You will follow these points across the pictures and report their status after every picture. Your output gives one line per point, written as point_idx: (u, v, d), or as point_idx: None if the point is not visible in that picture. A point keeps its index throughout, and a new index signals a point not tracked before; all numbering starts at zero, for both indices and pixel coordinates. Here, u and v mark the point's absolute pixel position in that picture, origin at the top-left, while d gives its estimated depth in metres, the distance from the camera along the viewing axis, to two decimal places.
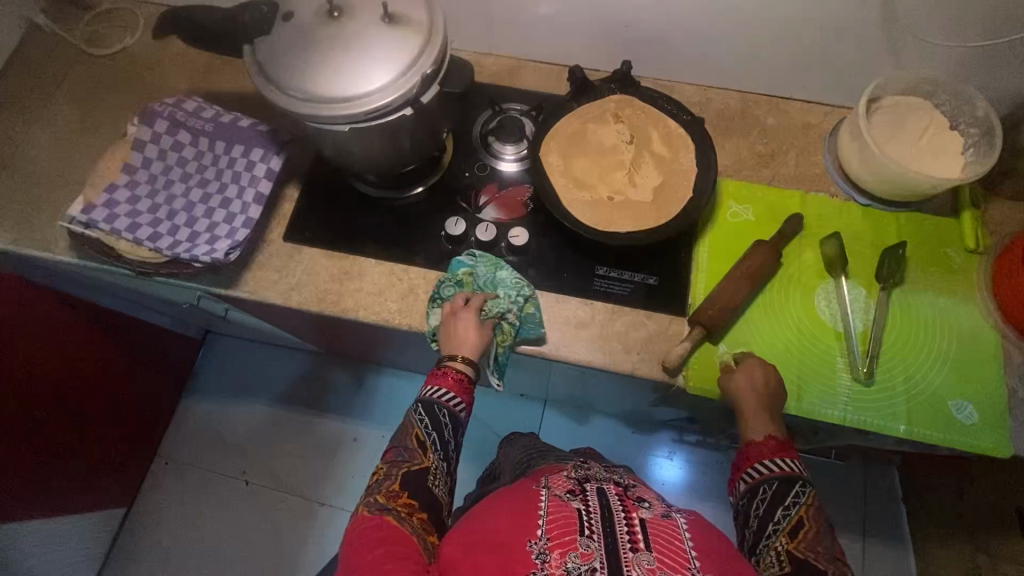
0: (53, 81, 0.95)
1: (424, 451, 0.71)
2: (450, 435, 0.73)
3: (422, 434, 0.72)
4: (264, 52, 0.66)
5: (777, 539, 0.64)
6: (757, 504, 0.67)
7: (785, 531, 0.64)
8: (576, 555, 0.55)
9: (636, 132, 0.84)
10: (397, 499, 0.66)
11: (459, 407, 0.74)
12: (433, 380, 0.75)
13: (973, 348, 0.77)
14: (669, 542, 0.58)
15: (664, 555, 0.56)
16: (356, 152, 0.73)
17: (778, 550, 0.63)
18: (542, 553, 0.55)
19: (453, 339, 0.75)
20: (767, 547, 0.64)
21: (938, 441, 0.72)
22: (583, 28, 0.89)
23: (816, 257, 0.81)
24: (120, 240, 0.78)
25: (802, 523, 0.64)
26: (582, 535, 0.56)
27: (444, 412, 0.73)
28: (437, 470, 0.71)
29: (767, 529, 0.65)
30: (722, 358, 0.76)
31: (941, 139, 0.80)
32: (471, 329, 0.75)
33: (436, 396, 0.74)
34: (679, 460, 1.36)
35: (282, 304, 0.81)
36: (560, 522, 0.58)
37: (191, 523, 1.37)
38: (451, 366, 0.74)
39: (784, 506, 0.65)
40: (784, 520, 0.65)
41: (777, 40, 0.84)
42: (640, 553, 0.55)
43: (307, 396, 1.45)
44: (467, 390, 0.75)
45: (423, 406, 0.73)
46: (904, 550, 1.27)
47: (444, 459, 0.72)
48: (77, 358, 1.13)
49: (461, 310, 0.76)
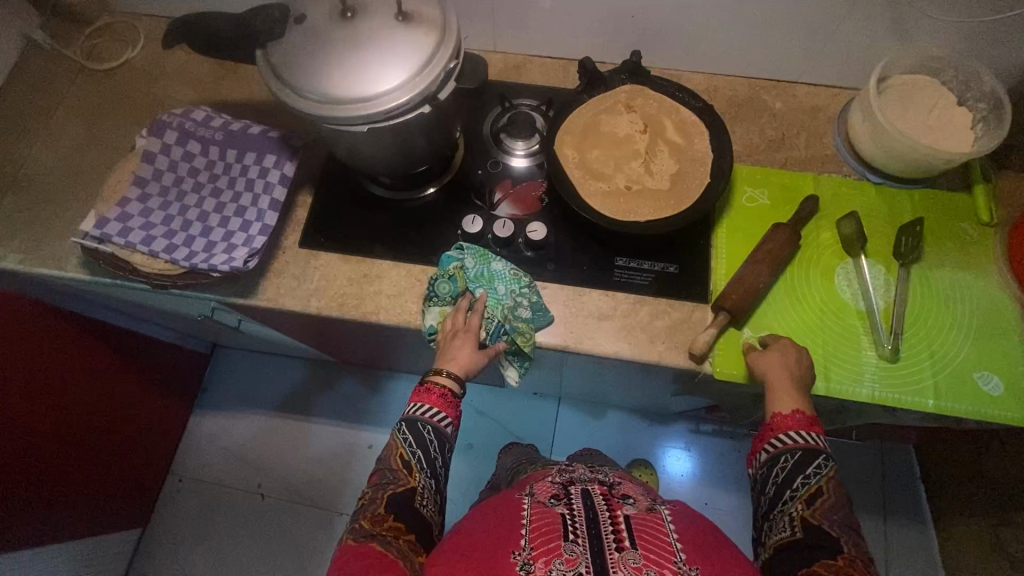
0: (56, 97, 0.94)
1: (409, 471, 0.68)
2: (436, 452, 0.70)
3: (406, 454, 0.69)
4: (278, 56, 0.66)
5: (793, 504, 0.64)
6: (778, 473, 0.67)
7: (803, 498, 0.64)
8: (561, 561, 0.54)
9: (648, 121, 0.84)
10: (383, 523, 0.63)
11: (445, 422, 0.72)
12: (418, 397, 0.73)
13: (995, 320, 0.77)
14: (654, 537, 0.58)
15: (649, 551, 0.56)
16: (371, 153, 0.73)
17: (793, 515, 0.63)
18: (526, 563, 0.54)
19: (446, 353, 0.73)
20: (782, 513, 0.64)
21: (967, 414, 0.72)
22: (590, 20, 0.89)
23: (833, 237, 0.81)
24: (134, 253, 0.77)
25: (821, 492, 0.64)
26: (566, 541, 0.56)
27: (429, 428, 0.71)
28: (424, 489, 0.68)
29: (784, 495, 0.65)
30: (747, 341, 0.76)
31: (951, 114, 0.81)
32: (467, 351, 0.73)
33: (420, 412, 0.72)
34: (694, 451, 1.36)
35: (300, 310, 0.80)
36: (543, 530, 0.58)
37: (208, 540, 1.35)
38: (436, 381, 0.73)
39: (804, 474, 0.65)
40: (802, 488, 0.65)
41: (783, 25, 0.85)
42: (626, 552, 0.55)
43: (319, 405, 1.43)
44: (453, 404, 0.73)
45: (407, 424, 0.71)
46: (926, 528, 1.27)
47: (431, 477, 0.69)
48: (89, 377, 1.12)
49: (459, 331, 0.75)
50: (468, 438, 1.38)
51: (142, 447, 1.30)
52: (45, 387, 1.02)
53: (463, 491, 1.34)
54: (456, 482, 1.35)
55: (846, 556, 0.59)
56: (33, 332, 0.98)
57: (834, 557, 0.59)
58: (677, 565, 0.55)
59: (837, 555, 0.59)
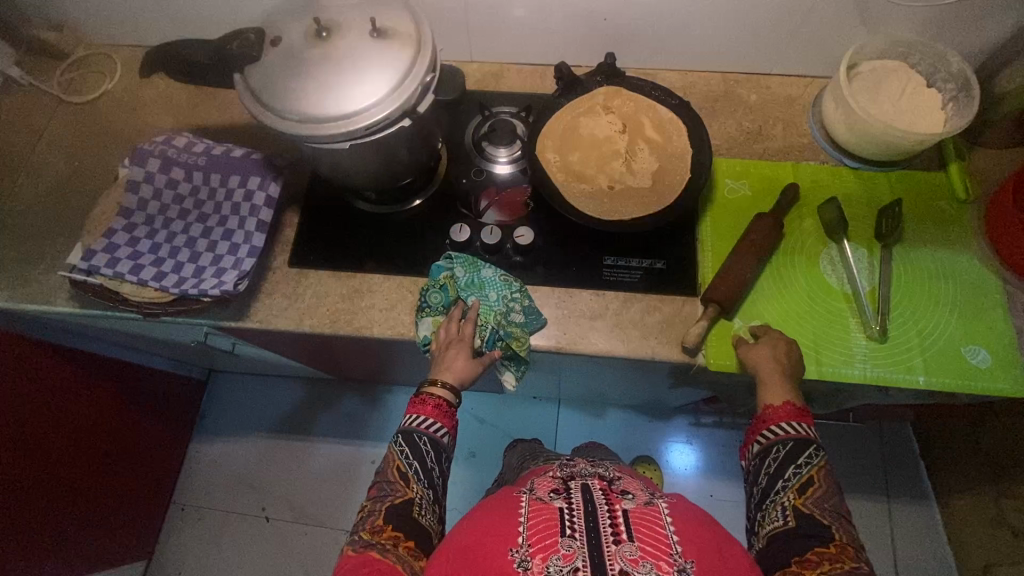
0: (37, 131, 0.94)
1: (406, 482, 0.68)
2: (433, 461, 0.70)
3: (404, 465, 0.69)
4: (256, 79, 0.66)
5: (786, 495, 0.65)
6: (770, 464, 0.67)
7: (794, 487, 0.65)
8: (558, 557, 0.54)
9: (627, 121, 0.85)
10: (382, 533, 0.63)
11: (441, 432, 0.72)
12: (413, 409, 0.73)
13: (979, 294, 0.78)
14: (650, 530, 0.58)
15: (646, 543, 0.56)
16: (354, 169, 0.73)
17: (785, 505, 0.64)
18: (523, 560, 0.55)
19: (440, 364, 0.74)
20: (774, 503, 0.65)
21: (959, 388, 0.73)
22: (564, 26, 0.91)
23: (816, 224, 0.83)
24: (124, 283, 0.76)
25: (811, 481, 0.65)
26: (563, 536, 0.56)
27: (425, 439, 0.71)
28: (423, 500, 0.67)
29: (775, 486, 0.66)
30: (738, 332, 0.77)
31: (922, 96, 0.83)
32: (462, 360, 0.74)
33: (416, 424, 0.72)
34: (696, 444, 1.37)
35: (294, 330, 0.80)
36: (541, 526, 0.58)
37: (214, 566, 1.34)
38: (431, 392, 0.73)
39: (796, 465, 0.66)
40: (795, 478, 0.65)
41: (751, 19, 0.87)
42: (623, 544, 0.55)
43: (318, 423, 1.43)
44: (449, 414, 0.74)
45: (403, 436, 0.71)
46: (929, 505, 1.28)
47: (430, 487, 0.69)
48: (83, 411, 1.10)
49: (454, 341, 0.75)
50: (469, 446, 1.39)
51: (140, 478, 1.28)
52: (42, 425, 1.01)
53: (468, 498, 1.34)
54: (461, 490, 1.35)
55: (838, 543, 0.60)
56: (31, 371, 0.97)
57: (826, 545, 0.60)
58: (674, 558, 0.55)
59: (829, 543, 0.60)
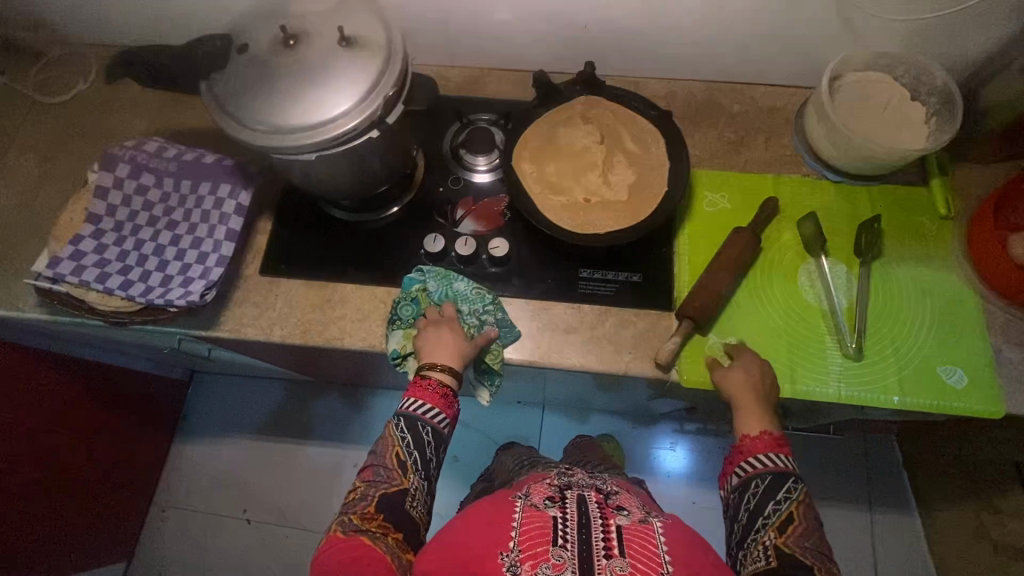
0: (8, 132, 0.92)
1: (403, 472, 0.68)
2: (432, 453, 0.71)
3: (404, 453, 0.69)
4: (222, 88, 0.65)
5: (766, 533, 0.64)
6: (749, 499, 0.67)
7: (774, 526, 0.64)
8: (548, 566, 0.55)
9: (605, 132, 0.84)
10: (371, 520, 0.65)
11: (444, 422, 0.72)
12: (413, 393, 0.72)
13: (957, 312, 0.78)
14: (642, 547, 0.58)
15: (637, 560, 0.56)
16: (325, 179, 0.72)
17: (766, 544, 0.63)
18: (513, 565, 0.55)
19: (431, 349, 0.73)
20: (756, 543, 0.64)
21: (934, 408, 0.73)
22: (543, 33, 0.89)
23: (795, 238, 0.82)
24: (90, 291, 0.75)
25: (791, 518, 0.64)
26: (555, 545, 0.56)
27: (428, 429, 0.70)
28: (416, 491, 0.69)
29: (756, 523, 0.65)
30: (713, 349, 0.76)
31: (904, 109, 0.82)
32: (451, 339, 0.73)
33: (418, 410, 0.71)
34: (680, 451, 1.37)
35: (264, 340, 0.79)
36: (533, 533, 0.58)
37: (194, 569, 1.33)
38: (431, 376, 0.72)
39: (775, 500, 0.65)
40: (774, 515, 0.65)
41: (733, 29, 0.85)
42: (614, 559, 0.55)
43: (300, 425, 1.42)
44: (450, 403, 0.73)
45: (405, 422, 0.70)
46: (911, 516, 1.28)
47: (424, 478, 0.70)
48: (61, 414, 1.09)
49: (438, 322, 0.75)
50: (452, 451, 1.38)
51: (121, 479, 1.28)
52: (18, 429, 1.01)
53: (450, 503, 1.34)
54: (444, 494, 1.34)
55: None
56: (4, 375, 0.96)
57: None
58: None
59: None
